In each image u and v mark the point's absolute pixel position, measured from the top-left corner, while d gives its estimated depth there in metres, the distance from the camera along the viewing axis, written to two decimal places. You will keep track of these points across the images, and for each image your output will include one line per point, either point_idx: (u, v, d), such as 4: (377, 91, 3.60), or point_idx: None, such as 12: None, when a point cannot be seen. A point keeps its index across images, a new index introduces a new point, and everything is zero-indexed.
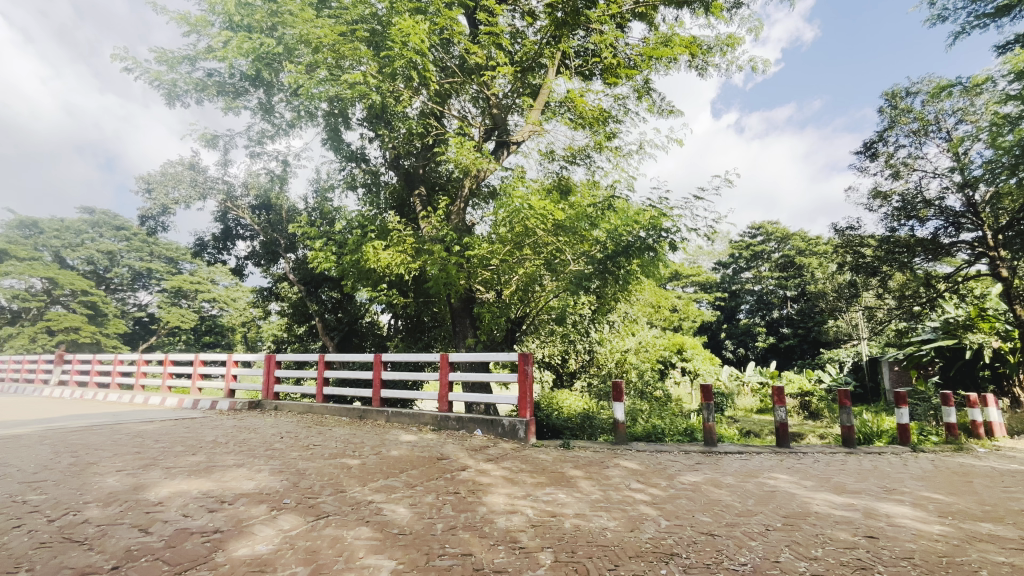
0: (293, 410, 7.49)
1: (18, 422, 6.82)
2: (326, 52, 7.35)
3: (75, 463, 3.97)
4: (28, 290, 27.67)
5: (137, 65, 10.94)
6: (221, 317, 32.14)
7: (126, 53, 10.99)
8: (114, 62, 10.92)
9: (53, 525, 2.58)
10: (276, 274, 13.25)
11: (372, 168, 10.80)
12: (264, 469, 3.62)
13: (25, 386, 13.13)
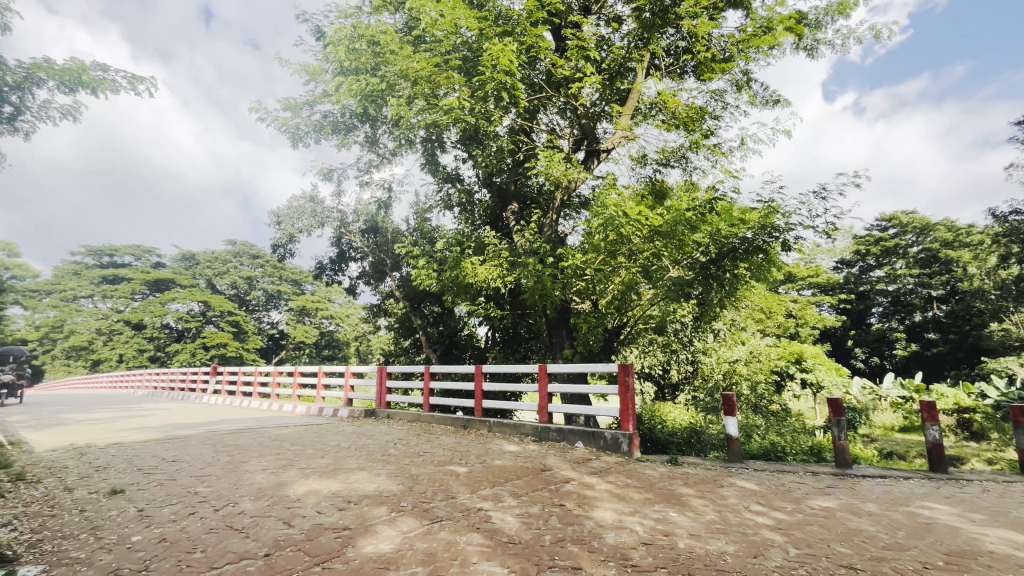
0: (403, 418, 8.00)
1: (187, 425, 8.08)
2: (423, 83, 7.90)
3: (231, 462, 4.60)
4: (190, 312, 32.84)
5: (268, 114, 12.58)
6: (338, 332, 35.46)
7: (260, 105, 12.66)
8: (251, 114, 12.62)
9: (218, 514, 3.01)
10: (384, 292, 14.34)
11: (466, 188, 11.31)
12: (382, 473, 3.90)
13: (189, 394, 15.51)
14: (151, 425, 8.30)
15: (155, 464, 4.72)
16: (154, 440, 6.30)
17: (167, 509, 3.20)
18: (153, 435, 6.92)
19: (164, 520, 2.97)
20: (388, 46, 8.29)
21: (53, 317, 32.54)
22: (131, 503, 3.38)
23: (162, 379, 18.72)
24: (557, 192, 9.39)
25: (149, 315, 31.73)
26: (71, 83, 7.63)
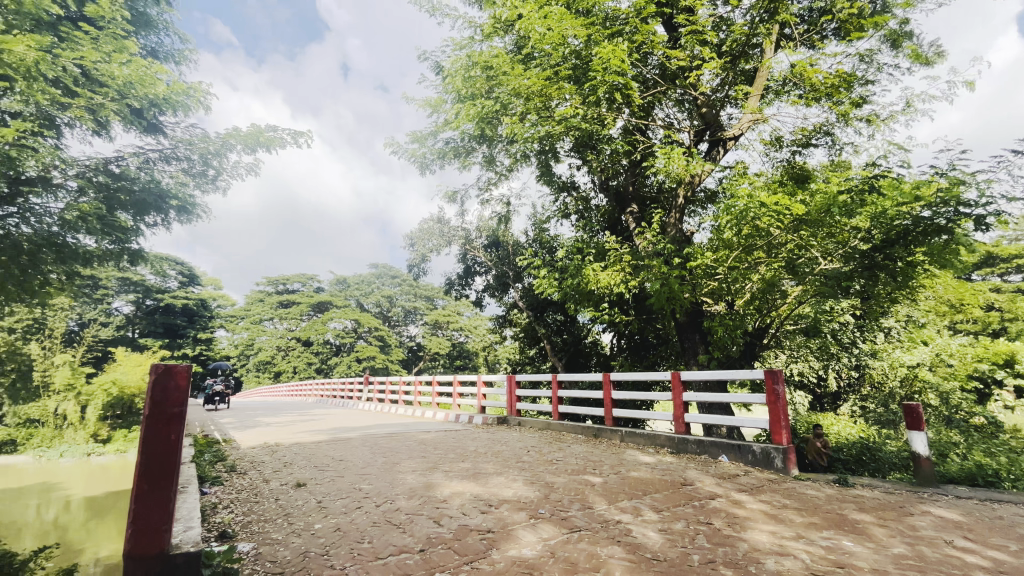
0: (534, 426, 8.16)
1: (348, 428, 9.22)
2: (534, 98, 8.09)
3: (386, 463, 5.12)
4: (344, 329, 37.56)
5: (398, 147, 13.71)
6: (467, 343, 37.66)
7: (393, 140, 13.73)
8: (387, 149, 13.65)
9: (379, 510, 3.36)
10: (508, 303, 14.90)
11: (582, 195, 11.29)
12: (518, 479, 4.01)
13: (348, 401, 17.67)
14: (321, 428, 9.64)
15: (327, 462, 5.46)
16: (324, 441, 7.29)
17: (339, 502, 3.67)
18: (323, 436, 8.01)
19: (338, 511, 3.42)
20: (500, 67, 8.65)
21: (247, 337, 39.62)
22: (312, 495, 3.96)
23: (327, 388, 21.61)
24: (679, 188, 8.89)
25: (315, 332, 37.01)
26: (253, 145, 9.24)
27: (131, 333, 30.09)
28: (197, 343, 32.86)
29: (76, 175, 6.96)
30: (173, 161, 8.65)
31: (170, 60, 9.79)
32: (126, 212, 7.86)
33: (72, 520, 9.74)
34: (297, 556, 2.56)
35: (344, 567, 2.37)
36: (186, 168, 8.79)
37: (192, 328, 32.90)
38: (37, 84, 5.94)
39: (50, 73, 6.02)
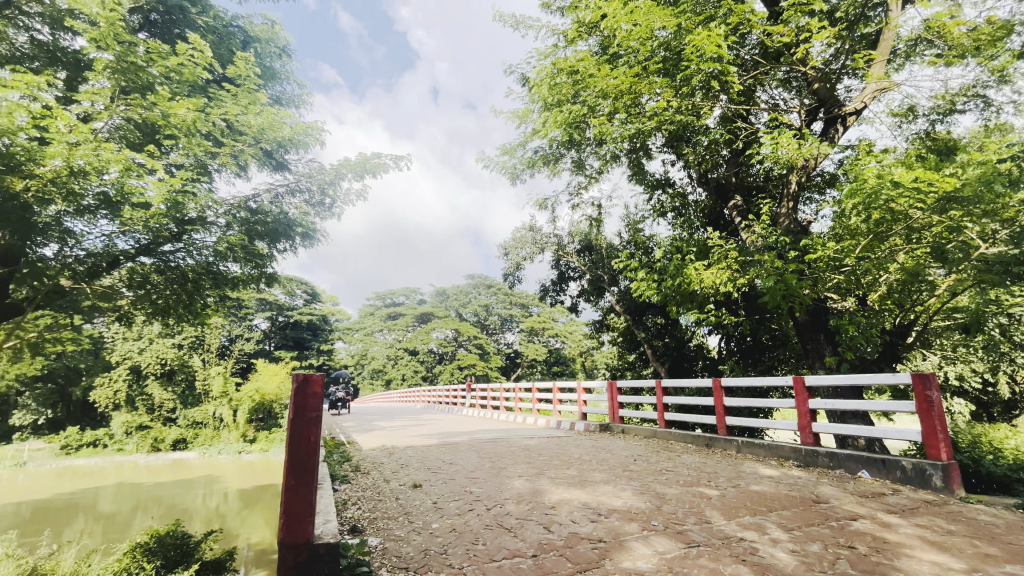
0: (639, 434, 7.89)
1: (455, 434, 9.64)
2: (622, 98, 7.90)
3: (493, 468, 5.26)
4: (446, 338, 39.52)
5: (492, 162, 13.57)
6: (564, 349, 37.68)
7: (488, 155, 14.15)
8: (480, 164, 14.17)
9: (490, 513, 3.46)
10: (605, 307, 14.65)
11: (679, 190, 10.75)
12: (627, 489, 3.90)
13: (453, 407, 18.51)
14: (431, 433, 10.21)
15: (439, 466, 5.74)
16: (435, 446, 7.69)
17: (453, 504, 3.85)
18: (433, 441, 8.47)
19: (452, 513, 3.59)
20: (585, 71, 8.56)
21: (361, 347, 43.29)
22: (427, 496, 4.20)
23: (433, 394, 22.84)
24: (791, 174, 8.12)
25: (420, 342, 39.41)
26: (361, 171, 10.09)
27: (268, 346, 34.48)
28: (320, 353, 36.67)
29: (224, 214, 8.07)
30: (298, 193, 9.57)
31: (290, 105, 11.04)
32: (262, 241, 9.01)
33: (228, 509, 11.37)
34: (419, 553, 2.72)
35: (462, 566, 2.48)
36: (308, 199, 9.84)
37: (316, 341, 36.81)
38: (195, 139, 7.01)
39: (204, 129, 7.12)
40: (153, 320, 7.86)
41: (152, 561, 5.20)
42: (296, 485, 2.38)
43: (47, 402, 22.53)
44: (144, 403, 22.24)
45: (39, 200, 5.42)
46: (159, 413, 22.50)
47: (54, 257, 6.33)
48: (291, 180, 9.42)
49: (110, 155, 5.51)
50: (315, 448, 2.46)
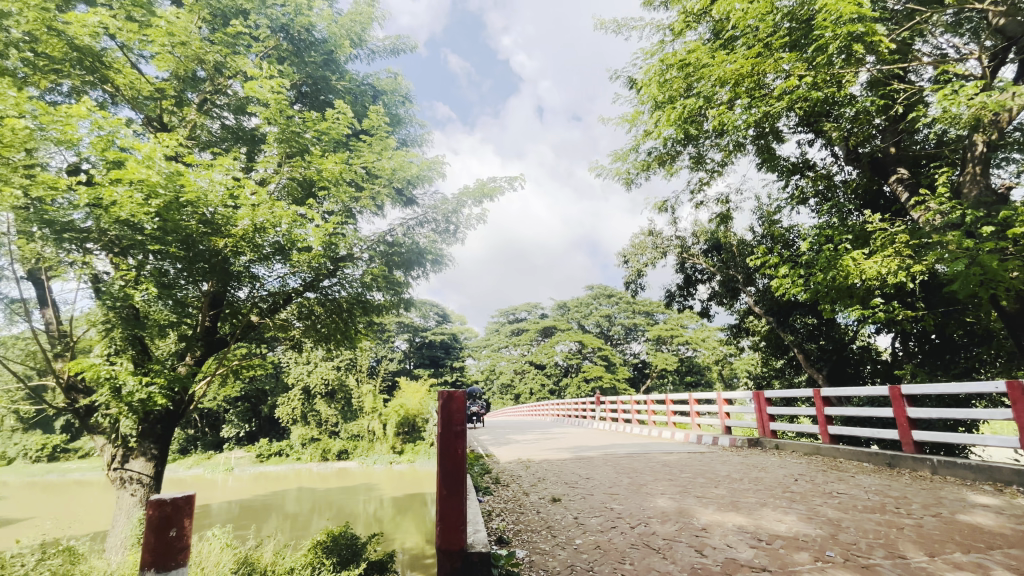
0: (799, 450, 6.99)
1: (588, 447, 9.54)
2: (743, 83, 7.27)
3: (632, 484, 5.09)
4: (570, 351, 39.53)
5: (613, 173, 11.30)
6: (696, 357, 35.31)
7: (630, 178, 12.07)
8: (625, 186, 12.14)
9: (635, 532, 3.34)
10: (741, 309, 13.43)
11: (822, 172, 9.49)
12: (791, 513, 3.47)
13: (583, 420, 18.33)
14: (564, 446, 10.22)
15: (576, 480, 5.73)
16: (569, 459, 7.68)
17: (594, 520, 3.79)
18: (568, 454, 8.47)
19: (595, 529, 3.54)
20: (698, 62, 8.05)
21: (489, 363, 45.18)
22: (568, 510, 4.20)
23: (562, 407, 22.88)
24: (974, 133, 6.67)
25: (545, 356, 40.09)
26: (480, 196, 10.64)
27: (408, 364, 37.88)
28: (453, 370, 39.17)
29: (367, 249, 9.07)
30: (426, 224, 10.41)
31: (414, 145, 12.11)
32: (399, 271, 9.97)
33: (385, 514, 12.60)
34: (565, 567, 2.73)
35: None
36: (435, 228, 10.54)
37: (449, 358, 39.46)
38: (342, 188, 8.07)
39: (348, 178, 8.15)
40: (318, 346, 9.17)
41: (329, 557, 6.00)
42: (448, 495, 2.54)
43: (245, 418, 27.39)
44: (314, 419, 25.82)
45: (234, 253, 6.69)
46: (326, 427, 25.90)
47: (246, 298, 7.68)
48: (419, 213, 10.27)
49: (279, 210, 6.61)
50: (462, 460, 2.59)
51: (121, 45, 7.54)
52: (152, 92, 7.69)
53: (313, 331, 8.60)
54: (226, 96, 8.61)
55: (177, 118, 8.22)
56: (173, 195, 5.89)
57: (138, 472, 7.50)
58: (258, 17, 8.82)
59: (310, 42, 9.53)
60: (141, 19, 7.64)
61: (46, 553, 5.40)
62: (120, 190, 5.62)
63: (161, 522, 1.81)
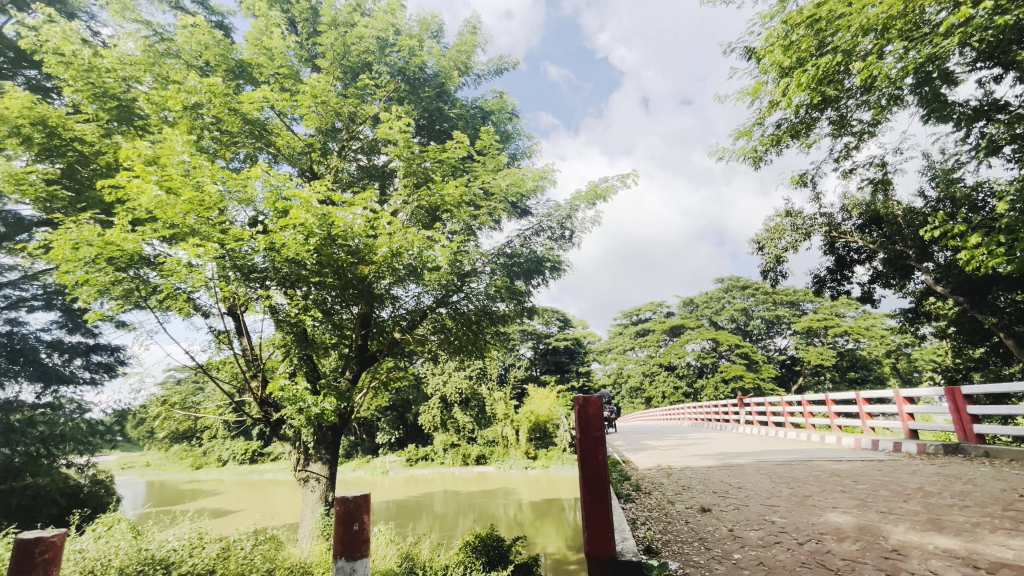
0: (1021, 459, 5.64)
1: (736, 454, 8.78)
2: (895, 26, 6.19)
3: (794, 495, 4.57)
4: (704, 350, 37.06)
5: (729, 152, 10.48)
6: (860, 350, 30.67)
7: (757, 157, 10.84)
8: (755, 165, 10.92)
9: (805, 548, 3.00)
10: (917, 290, 11.32)
11: (1020, 111, 7.65)
12: (1018, 537, 2.82)
13: (727, 424, 16.91)
14: (708, 453, 9.54)
15: (727, 489, 5.34)
16: (716, 467, 7.15)
17: (753, 534, 3.49)
18: (713, 462, 7.90)
19: (756, 544, 3.24)
20: (832, 13, 7.06)
21: (616, 367, 44.13)
22: (721, 522, 3.98)
23: (700, 410, 21.38)
24: None
25: (674, 356, 38.00)
26: (593, 199, 10.50)
27: (535, 371, 38.76)
28: (579, 375, 39.08)
29: (489, 263, 9.47)
30: (543, 233, 10.60)
31: (524, 157, 12.43)
32: (520, 280, 10.24)
33: (525, 518, 12.93)
34: None
35: None
36: (551, 236, 10.68)
37: (574, 364, 39.33)
38: (463, 209, 8.59)
39: (468, 199, 8.64)
40: (453, 358, 9.83)
41: (478, 557, 6.37)
42: (592, 502, 2.50)
43: (394, 425, 30.33)
44: (453, 425, 27.66)
45: (377, 278, 7.52)
46: (464, 433, 27.58)
47: (390, 317, 8.53)
48: (535, 222, 10.46)
49: (410, 235, 7.23)
50: (603, 467, 2.54)
51: (278, 112, 8.97)
52: (303, 148, 9.02)
53: (447, 344, 9.24)
54: (359, 141, 9.74)
55: (324, 167, 9.52)
56: (325, 233, 6.82)
57: (317, 473, 8.73)
58: (380, 66, 9.85)
59: (424, 78, 10.36)
60: (290, 88, 9.02)
61: (257, 538, 6.56)
62: (287, 233, 6.65)
63: (347, 517, 2.32)
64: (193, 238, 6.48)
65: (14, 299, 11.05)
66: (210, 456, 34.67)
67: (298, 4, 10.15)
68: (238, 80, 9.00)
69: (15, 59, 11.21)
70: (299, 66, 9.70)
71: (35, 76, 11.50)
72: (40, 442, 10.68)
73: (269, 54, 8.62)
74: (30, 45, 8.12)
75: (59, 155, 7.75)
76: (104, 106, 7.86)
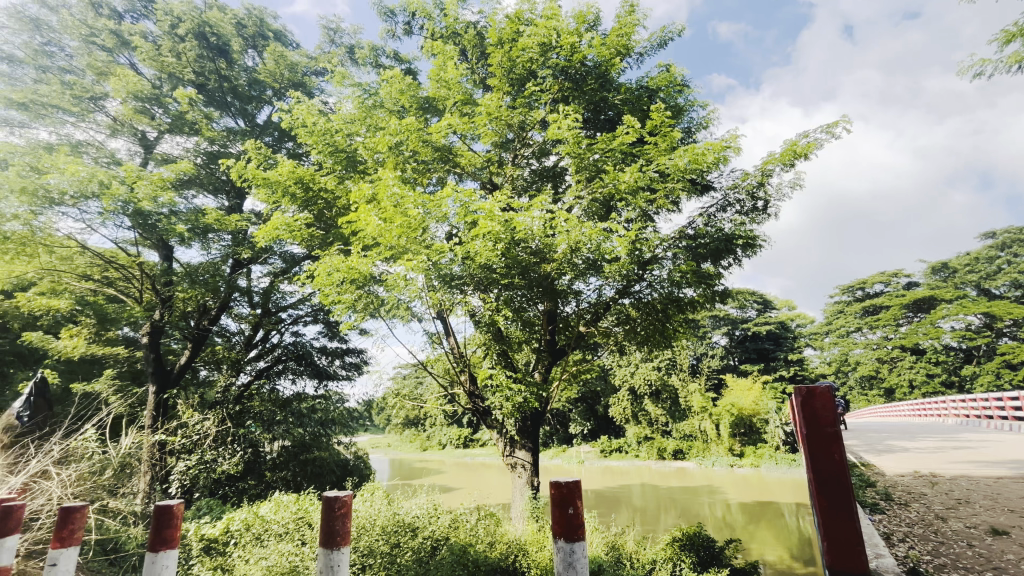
0: None
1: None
2: None
3: None
4: (971, 327, 29.07)
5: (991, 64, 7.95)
6: None
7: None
8: None
9: None
10: None
11: None
12: None
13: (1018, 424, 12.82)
14: (989, 458, 7.40)
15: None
16: (1008, 478, 5.51)
17: None
18: (1003, 471, 6.06)
19: None
20: None
21: (837, 352, 37.26)
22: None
23: (972, 405, 16.74)
24: None
25: (923, 337, 30.96)
26: (791, 160, 9.04)
27: (732, 360, 35.34)
28: (789, 363, 34.28)
29: (671, 248, 8.95)
30: (729, 208, 9.58)
31: (700, 129, 11.37)
32: (708, 262, 9.29)
33: (737, 521, 11.79)
34: None
35: None
36: (741, 209, 9.56)
37: (781, 351, 34.64)
38: (639, 194, 8.23)
39: (645, 184, 8.23)
40: (641, 349, 9.61)
41: (688, 556, 6.11)
42: (832, 509, 1.85)
43: (586, 416, 31.13)
44: (645, 418, 27.07)
45: (559, 274, 7.83)
46: (657, 426, 26.71)
47: (574, 311, 8.78)
48: (719, 198, 9.51)
49: (587, 228, 7.29)
50: (846, 472, 1.90)
51: (460, 136, 10.05)
52: (482, 163, 9.94)
53: (634, 334, 9.09)
54: (530, 146, 10.18)
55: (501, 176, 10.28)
56: (510, 237, 7.37)
57: (523, 460, 9.44)
58: (543, 71, 10.20)
59: (586, 71, 10.32)
60: (468, 113, 9.98)
61: (479, 514, 7.43)
62: (478, 242, 7.35)
63: (563, 499, 2.46)
64: (407, 256, 7.66)
65: (295, 316, 14.65)
66: (433, 440, 40.70)
67: (467, 34, 11.17)
68: (426, 114, 10.33)
69: (281, 137, 15.00)
70: (473, 90, 10.68)
71: (291, 147, 15.12)
72: (319, 425, 14.09)
73: (448, 85, 9.65)
74: (288, 125, 10.68)
75: (312, 204, 10.03)
76: (338, 160, 9.90)
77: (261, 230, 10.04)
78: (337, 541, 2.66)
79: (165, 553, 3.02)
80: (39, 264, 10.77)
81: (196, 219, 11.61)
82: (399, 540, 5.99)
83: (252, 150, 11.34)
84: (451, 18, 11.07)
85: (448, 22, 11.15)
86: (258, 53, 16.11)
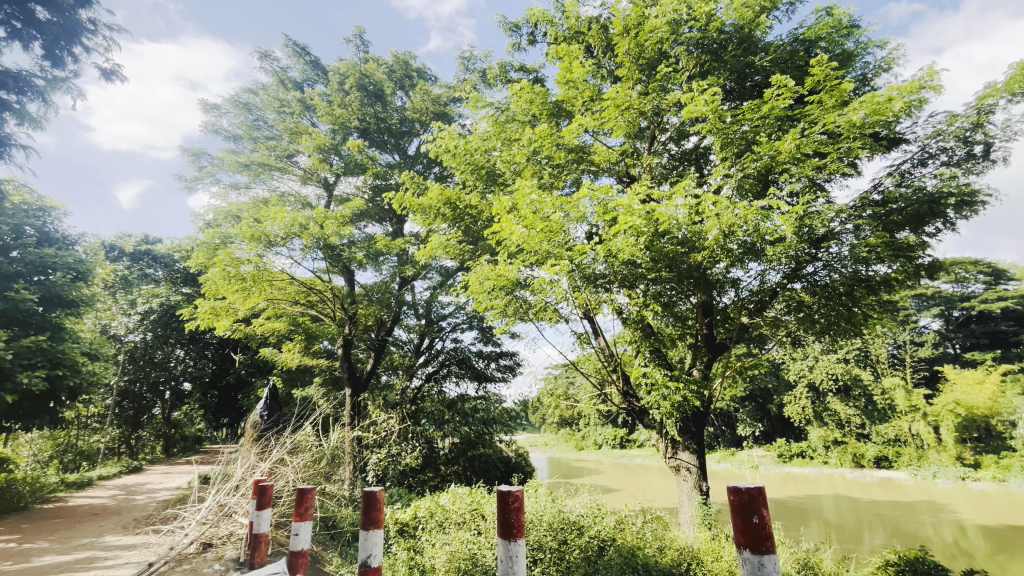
0: None
1: None
2: None
3: None
4: None
5: None
6: None
7: None
8: None
9: None
10: None
11: None
12: None
13: None
14: None
15: None
16: None
17: None
18: None
19: None
20: None
21: None
22: None
23: None
24: None
25: None
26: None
27: (953, 348, 28.60)
28: None
29: (851, 219, 7.64)
30: (931, 161, 7.83)
31: (879, 73, 9.52)
32: (907, 230, 7.66)
33: (979, 548, 9.43)
34: None
35: None
36: (949, 160, 7.73)
37: None
38: (804, 162, 7.17)
39: (811, 149, 7.15)
40: (821, 338, 8.37)
41: None
42: None
43: (757, 416, 28.10)
44: (833, 418, 23.39)
45: (711, 264, 7.25)
46: (850, 428, 22.89)
47: (733, 301, 8.03)
48: (914, 151, 7.83)
49: (741, 210, 6.60)
50: None
51: (592, 133, 9.99)
52: (617, 157, 9.63)
53: (811, 324, 7.92)
54: (668, 128, 9.66)
55: (638, 167, 9.90)
56: (653, 229, 6.97)
57: (687, 462, 8.86)
58: (675, 49, 9.58)
59: (724, 38, 9.44)
60: (598, 108, 9.86)
61: (645, 517, 7.22)
62: (619, 238, 7.15)
63: (744, 508, 2.26)
64: (550, 260, 7.86)
65: (454, 324, 16.02)
66: (589, 440, 40.83)
67: (591, 30, 11.05)
68: (557, 118, 10.48)
69: (429, 163, 16.64)
70: (601, 85, 10.54)
71: (439, 171, 16.66)
72: (483, 423, 15.17)
73: (575, 84, 9.63)
74: (435, 152, 11.77)
75: (460, 220, 10.90)
76: (479, 176, 10.63)
77: (422, 249, 11.25)
78: (513, 533, 2.81)
79: (373, 532, 3.55)
80: (265, 295, 13.59)
81: (369, 246, 13.47)
82: (566, 538, 6.13)
83: (408, 180, 12.78)
84: (573, 18, 11.05)
85: (570, 23, 11.20)
86: (406, 92, 18.17)
